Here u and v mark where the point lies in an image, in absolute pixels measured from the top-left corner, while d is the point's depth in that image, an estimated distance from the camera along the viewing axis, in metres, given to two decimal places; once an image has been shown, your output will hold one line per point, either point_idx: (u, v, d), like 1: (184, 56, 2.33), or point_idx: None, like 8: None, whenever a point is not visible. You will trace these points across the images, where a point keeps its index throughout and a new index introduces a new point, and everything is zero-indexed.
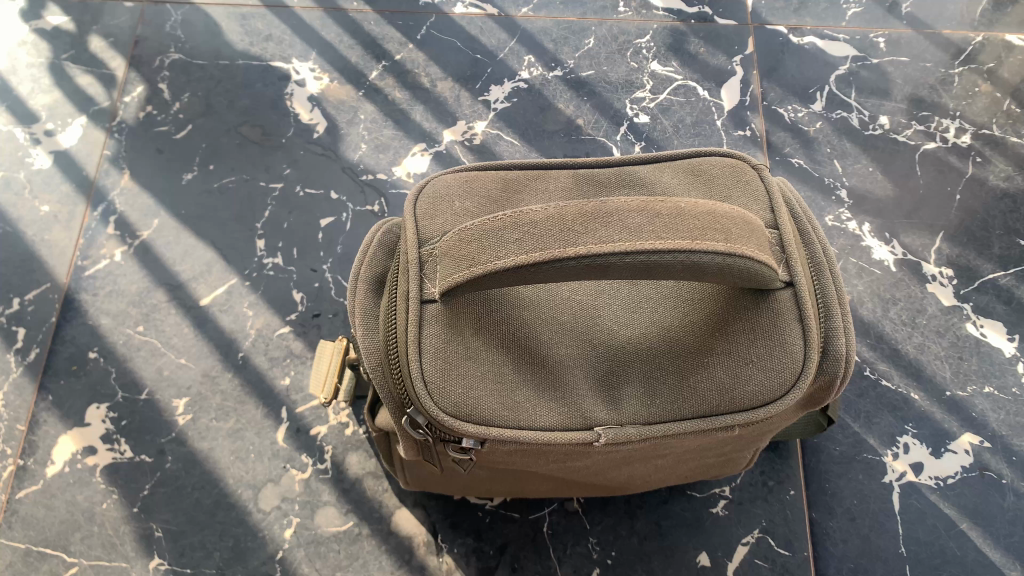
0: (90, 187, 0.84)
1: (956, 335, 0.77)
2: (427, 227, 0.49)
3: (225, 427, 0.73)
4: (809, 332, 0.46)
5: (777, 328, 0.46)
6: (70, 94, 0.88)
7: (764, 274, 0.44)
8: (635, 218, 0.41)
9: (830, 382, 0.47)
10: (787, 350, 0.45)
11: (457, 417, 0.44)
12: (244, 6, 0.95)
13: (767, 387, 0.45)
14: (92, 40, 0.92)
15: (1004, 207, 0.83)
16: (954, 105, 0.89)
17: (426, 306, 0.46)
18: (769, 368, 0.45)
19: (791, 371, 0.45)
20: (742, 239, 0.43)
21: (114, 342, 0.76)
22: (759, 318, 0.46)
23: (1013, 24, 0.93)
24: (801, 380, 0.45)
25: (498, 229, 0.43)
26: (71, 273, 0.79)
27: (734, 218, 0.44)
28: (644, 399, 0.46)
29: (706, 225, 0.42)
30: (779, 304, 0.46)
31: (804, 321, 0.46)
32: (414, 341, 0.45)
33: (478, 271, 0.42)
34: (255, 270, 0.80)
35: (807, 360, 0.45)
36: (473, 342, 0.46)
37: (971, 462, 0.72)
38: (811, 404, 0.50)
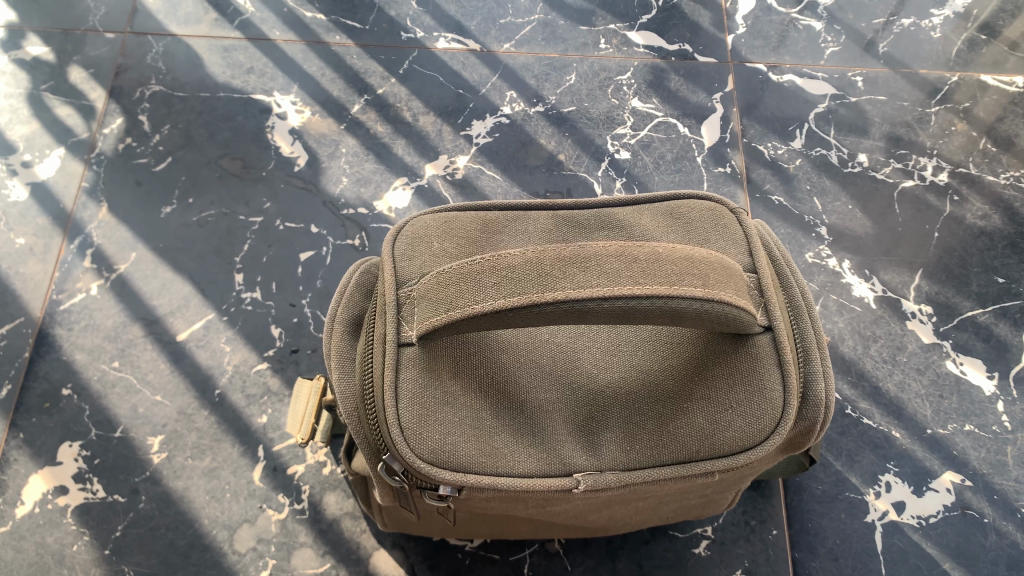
0: (67, 220, 0.83)
1: (936, 372, 0.78)
2: (405, 270, 0.49)
3: (201, 466, 0.72)
4: (789, 377, 0.46)
5: (756, 372, 0.46)
6: (48, 125, 0.88)
7: (742, 319, 0.44)
8: (613, 263, 0.41)
9: (810, 426, 0.47)
10: (766, 395, 0.45)
11: (434, 463, 0.44)
12: (227, 39, 0.94)
13: (746, 433, 0.45)
14: (71, 70, 0.91)
15: (981, 244, 0.84)
16: (931, 143, 0.90)
17: (404, 348, 0.45)
18: (749, 413, 0.45)
19: (771, 416, 0.45)
20: (720, 285, 0.43)
21: (88, 378, 0.75)
22: (739, 363, 0.46)
23: (986, 64, 0.95)
24: (780, 426, 0.45)
25: (477, 273, 0.42)
26: (46, 307, 0.78)
27: (712, 262, 0.44)
28: (624, 446, 0.46)
29: (684, 270, 0.42)
30: (760, 349, 0.46)
31: (783, 365, 0.46)
32: (391, 386, 0.44)
33: (456, 315, 0.42)
34: (234, 305, 0.79)
35: (787, 406, 0.45)
36: (451, 386, 0.45)
37: (953, 501, 0.72)
38: (790, 449, 0.50)
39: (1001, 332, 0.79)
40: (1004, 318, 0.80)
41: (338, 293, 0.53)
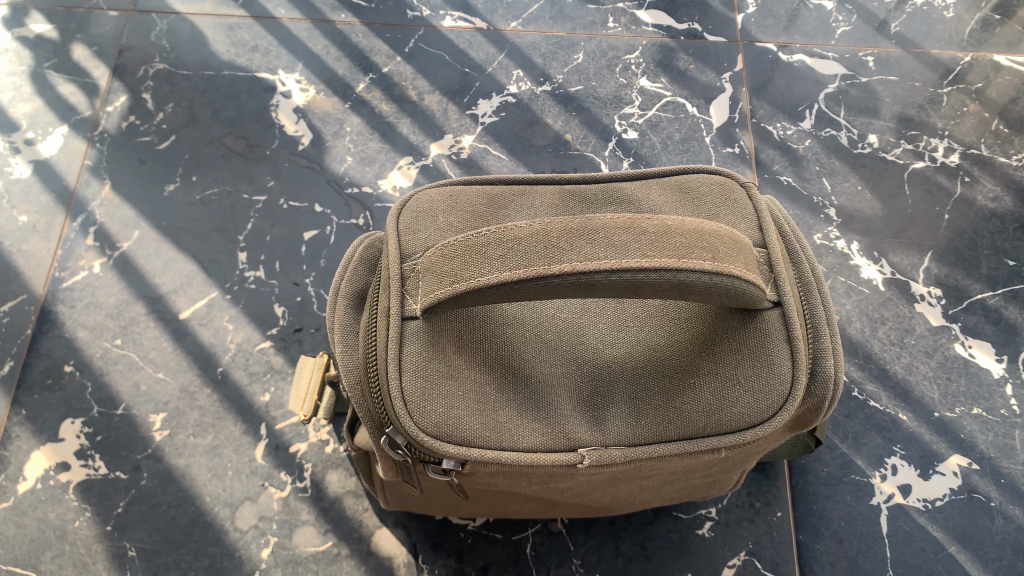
0: (70, 197, 0.82)
1: (944, 355, 0.77)
2: (410, 242, 0.48)
3: (203, 443, 0.72)
4: (797, 353, 0.45)
5: (764, 348, 0.45)
6: (51, 102, 0.87)
7: (751, 294, 0.43)
8: (621, 235, 0.41)
9: (819, 404, 0.46)
10: (775, 371, 0.45)
11: (437, 437, 0.43)
12: (231, 17, 0.94)
13: (753, 409, 0.44)
14: (75, 48, 0.90)
15: (992, 226, 0.83)
16: (943, 124, 0.89)
17: (408, 322, 0.45)
18: (757, 390, 0.44)
19: (781, 391, 0.44)
20: (729, 258, 0.42)
21: (91, 356, 0.75)
22: (749, 339, 0.45)
23: (1000, 45, 0.93)
24: (788, 402, 0.44)
25: (482, 245, 0.42)
26: (48, 285, 0.78)
27: (720, 236, 0.43)
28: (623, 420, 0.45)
29: (692, 243, 0.41)
30: (769, 324, 0.45)
31: (792, 341, 0.45)
32: (395, 360, 0.44)
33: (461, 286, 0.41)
34: (236, 284, 0.79)
35: (796, 382, 0.44)
36: (456, 359, 0.45)
37: (960, 484, 0.71)
38: (797, 427, 0.49)
39: (1011, 315, 0.78)
40: (1014, 301, 0.79)
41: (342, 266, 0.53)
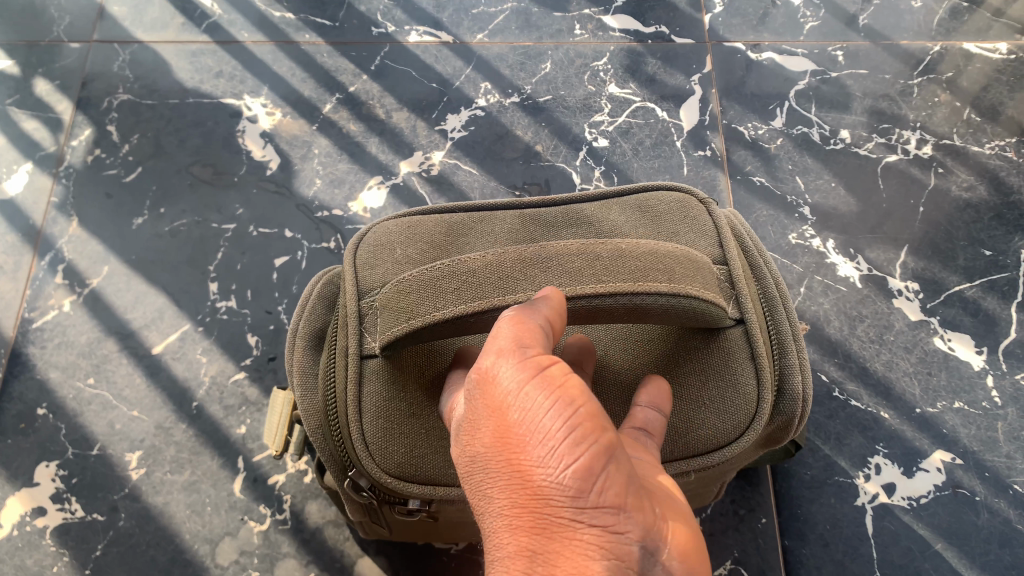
0: (37, 235, 0.81)
1: (924, 349, 0.76)
2: (365, 278, 0.47)
3: (180, 480, 0.71)
4: (762, 371, 0.44)
5: (729, 368, 0.44)
6: (15, 139, 0.86)
7: (712, 314, 0.42)
8: (575, 262, 0.40)
9: (789, 421, 0.45)
10: (740, 391, 0.44)
11: (401, 478, 0.43)
12: (194, 44, 0.93)
13: (719, 430, 0.44)
14: (38, 83, 0.89)
15: (967, 217, 0.82)
16: (915, 116, 0.88)
17: (367, 361, 0.44)
18: (723, 410, 0.44)
19: (747, 411, 0.44)
20: (687, 278, 0.41)
21: (64, 396, 0.74)
22: (713, 359, 0.45)
23: (970, 32, 0.93)
24: (755, 422, 0.44)
25: (434, 279, 0.41)
26: (18, 326, 0.77)
27: (677, 257, 0.43)
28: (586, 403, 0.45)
29: (648, 266, 0.41)
30: (732, 343, 0.45)
31: (756, 359, 0.44)
32: (355, 403, 0.43)
33: (413, 323, 0.40)
34: (208, 315, 0.78)
35: (762, 401, 0.44)
36: (418, 397, 0.44)
37: (944, 480, 0.71)
38: (769, 442, 0.48)
39: (990, 306, 0.78)
40: (993, 291, 0.78)
41: (302, 305, 0.52)
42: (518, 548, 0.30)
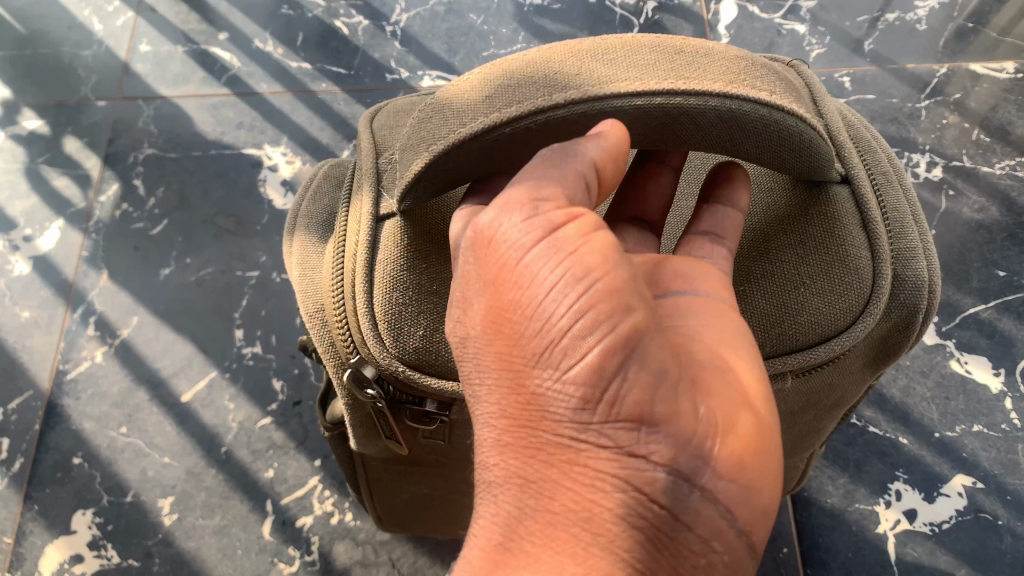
0: (69, 289, 0.84)
1: (941, 373, 0.76)
2: (383, 144, 0.47)
3: (211, 524, 0.73)
4: (875, 242, 0.42)
5: (835, 236, 0.42)
6: (47, 197, 0.89)
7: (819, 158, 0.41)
8: (647, 59, 0.37)
9: (910, 315, 0.42)
10: (849, 263, 0.41)
11: (416, 367, 0.42)
12: (214, 97, 0.96)
13: (827, 313, 0.41)
14: (67, 142, 0.93)
15: (980, 238, 0.83)
16: (924, 138, 0.89)
17: (383, 222, 0.44)
18: (832, 290, 0.41)
19: (860, 293, 0.41)
20: (786, 96, 0.38)
21: (99, 445, 0.77)
22: (817, 226, 0.43)
23: (976, 54, 0.93)
24: (872, 303, 0.41)
25: (459, 97, 0.39)
26: (53, 378, 0.80)
27: (770, 74, 0.39)
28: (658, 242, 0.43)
29: (737, 73, 0.38)
30: (838, 205, 0.43)
31: (867, 226, 0.42)
32: (365, 267, 0.43)
33: (433, 149, 0.38)
34: (234, 361, 0.80)
35: (879, 282, 0.41)
36: (432, 269, 0.44)
37: (966, 505, 0.71)
38: (881, 357, 0.45)
39: (1006, 327, 0.78)
40: (1008, 313, 0.79)
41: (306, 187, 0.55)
42: (509, 469, 0.34)
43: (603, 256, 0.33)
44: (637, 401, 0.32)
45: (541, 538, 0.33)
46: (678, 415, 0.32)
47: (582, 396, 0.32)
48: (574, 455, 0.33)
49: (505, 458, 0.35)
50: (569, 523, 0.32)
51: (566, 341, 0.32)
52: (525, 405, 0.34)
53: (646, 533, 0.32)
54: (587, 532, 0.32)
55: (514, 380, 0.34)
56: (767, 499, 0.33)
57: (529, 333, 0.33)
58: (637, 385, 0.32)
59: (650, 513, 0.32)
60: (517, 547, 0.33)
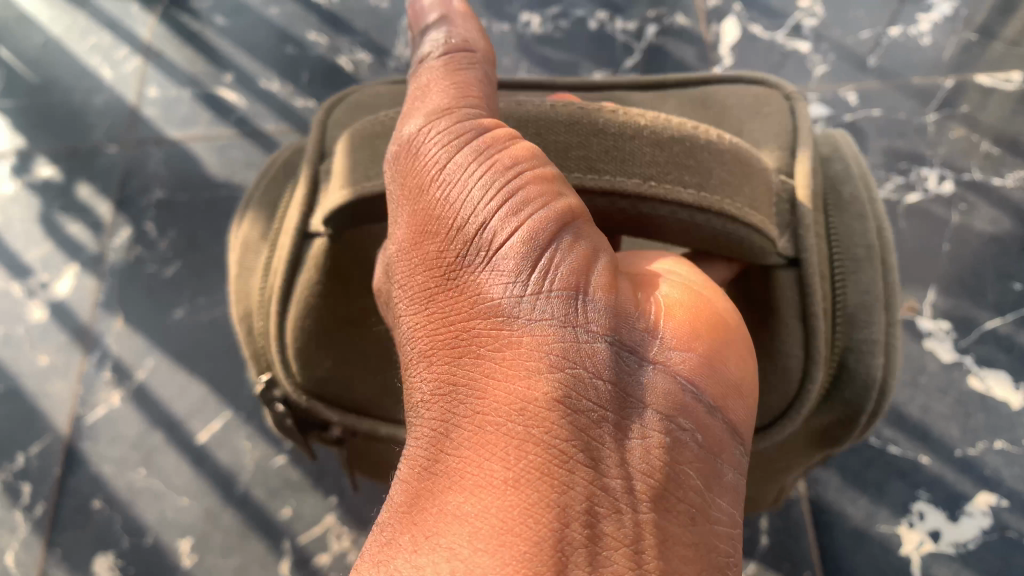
0: (86, 334, 0.85)
1: (959, 390, 0.76)
2: (329, 142, 0.53)
3: (231, 564, 0.73)
4: (816, 336, 0.44)
5: (774, 327, 0.45)
6: (62, 243, 0.91)
7: (758, 252, 0.43)
8: (572, 137, 0.42)
9: (855, 414, 0.47)
10: (783, 367, 0.45)
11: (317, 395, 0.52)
12: (223, 138, 0.97)
13: (752, 408, 0.46)
14: (79, 187, 0.94)
15: (994, 252, 0.82)
16: (932, 153, 0.88)
17: (311, 238, 0.48)
18: (764, 392, 0.46)
19: (787, 396, 0.45)
20: (724, 192, 0.42)
21: (118, 488, 0.77)
22: (761, 313, 0.46)
23: (982, 65, 0.93)
24: (799, 412, 0.45)
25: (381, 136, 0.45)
26: (71, 423, 0.81)
27: (722, 155, 0.43)
28: (703, 195, 0.42)
29: (672, 158, 0.42)
30: (781, 293, 0.45)
31: (810, 318, 0.44)
32: (282, 288, 0.49)
33: (360, 187, 0.43)
34: (250, 401, 0.81)
35: (808, 389, 0.45)
36: (348, 288, 0.49)
37: (991, 523, 0.70)
38: (828, 442, 0.50)
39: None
40: None
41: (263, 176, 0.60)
42: (435, 380, 0.32)
43: (536, 161, 0.35)
44: (572, 274, 0.32)
45: (475, 432, 0.29)
46: (614, 291, 0.32)
47: (518, 270, 0.32)
48: (504, 340, 0.31)
49: (428, 371, 0.32)
50: (505, 409, 0.29)
51: (501, 229, 0.33)
52: (453, 301, 0.33)
53: (592, 418, 0.29)
54: (529, 416, 0.29)
55: (445, 278, 0.33)
56: (738, 377, 0.33)
57: (460, 230, 0.33)
58: (572, 259, 0.32)
59: (599, 396, 0.30)
60: (449, 462, 0.29)
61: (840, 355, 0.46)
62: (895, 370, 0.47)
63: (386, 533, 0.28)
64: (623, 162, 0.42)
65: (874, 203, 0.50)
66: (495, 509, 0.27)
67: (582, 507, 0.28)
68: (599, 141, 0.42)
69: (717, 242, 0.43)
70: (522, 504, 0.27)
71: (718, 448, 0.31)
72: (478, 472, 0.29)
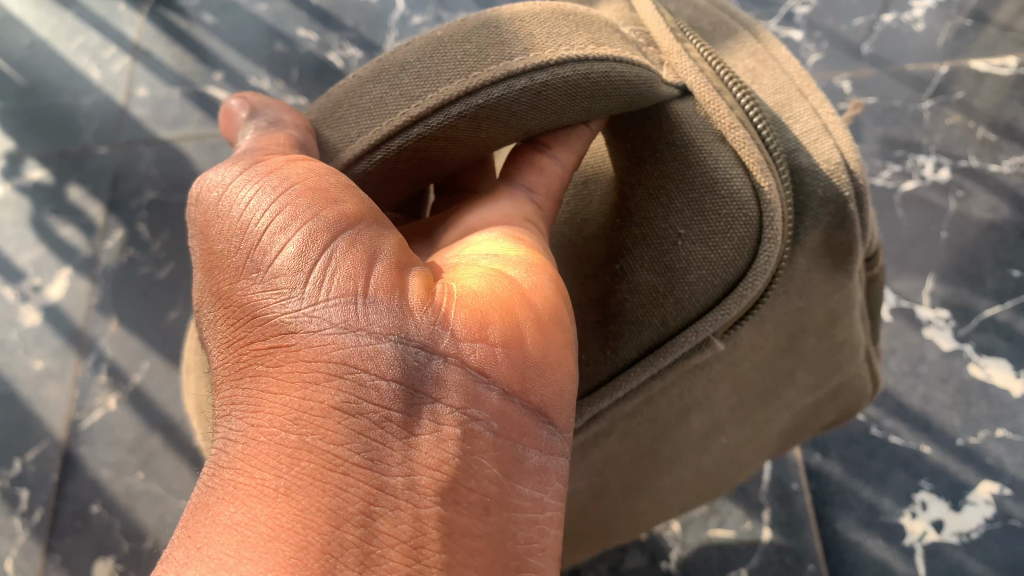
0: (80, 338, 0.85)
1: (960, 379, 0.76)
2: None
3: None
4: (735, 144, 0.41)
5: (695, 161, 0.42)
6: (55, 246, 0.90)
7: (631, 86, 0.41)
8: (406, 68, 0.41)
9: (838, 200, 0.42)
10: (727, 186, 0.41)
11: None
12: (214, 136, 0.96)
13: (725, 257, 0.41)
14: (70, 189, 0.93)
15: (992, 238, 0.82)
16: (929, 140, 0.88)
17: None
18: (723, 231, 0.41)
19: (747, 220, 0.41)
20: (548, 41, 0.41)
21: (117, 493, 0.77)
22: (676, 159, 0.42)
23: (977, 51, 0.93)
24: (767, 221, 0.40)
25: None
26: (68, 428, 0.80)
27: (517, 19, 0.42)
28: (532, 57, 0.40)
29: (482, 40, 0.41)
30: (685, 121, 0.42)
31: (725, 137, 0.41)
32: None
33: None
34: None
35: (763, 189, 0.40)
36: None
37: (994, 512, 0.70)
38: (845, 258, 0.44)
39: None
40: None
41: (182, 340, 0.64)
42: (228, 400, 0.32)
43: (317, 176, 0.35)
44: (347, 279, 0.32)
45: (251, 445, 0.30)
46: (394, 289, 0.32)
47: (294, 284, 0.32)
48: (283, 347, 0.31)
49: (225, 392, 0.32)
50: (280, 419, 0.30)
51: (276, 245, 0.32)
52: (240, 316, 0.33)
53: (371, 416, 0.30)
54: (305, 426, 0.30)
55: (229, 300, 0.33)
56: (539, 355, 0.34)
57: (239, 249, 0.33)
58: (347, 265, 0.32)
59: (376, 394, 0.30)
60: (227, 474, 0.30)
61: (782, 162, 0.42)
62: (845, 147, 0.43)
63: (175, 536, 0.29)
64: (438, 72, 0.41)
65: (750, 44, 0.48)
66: (264, 515, 0.29)
67: (357, 507, 0.29)
68: (408, 73, 0.41)
69: (575, 86, 0.40)
70: (291, 508, 0.29)
71: (515, 432, 0.32)
72: (254, 483, 0.29)
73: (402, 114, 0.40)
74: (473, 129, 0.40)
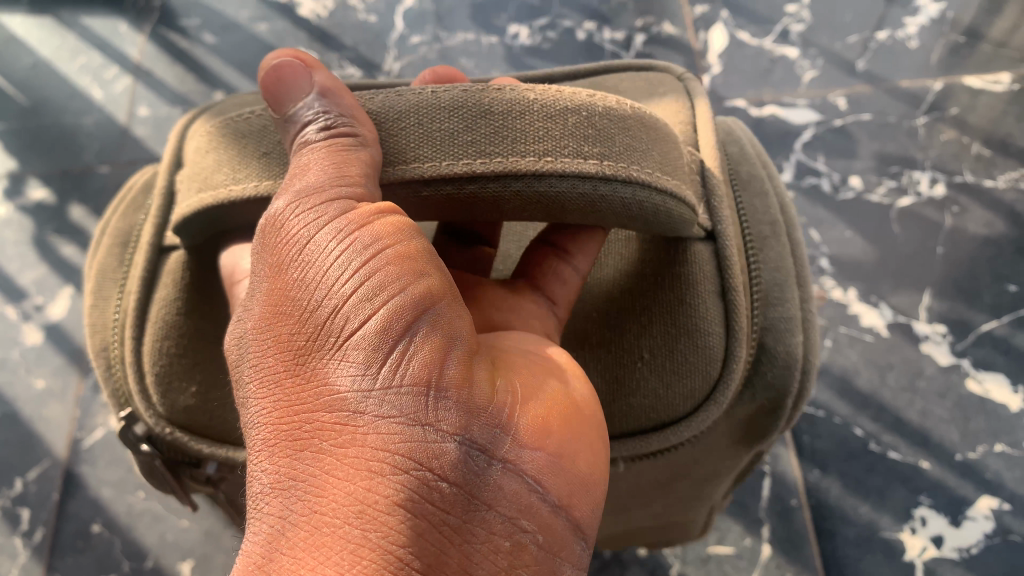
0: (82, 357, 0.85)
1: (958, 394, 0.76)
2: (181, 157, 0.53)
3: None
4: (733, 304, 0.44)
5: (687, 301, 0.44)
6: (56, 266, 0.90)
7: (681, 216, 0.42)
8: (469, 129, 0.38)
9: (777, 404, 0.45)
10: (705, 342, 0.44)
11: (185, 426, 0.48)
12: None
13: (673, 400, 0.44)
14: (72, 209, 0.94)
15: (988, 253, 0.83)
16: (924, 156, 0.89)
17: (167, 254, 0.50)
18: (684, 375, 0.44)
19: (707, 374, 0.44)
20: (632, 157, 0.39)
21: (117, 511, 0.77)
22: (670, 294, 0.45)
23: (971, 68, 0.93)
24: (727, 379, 0.43)
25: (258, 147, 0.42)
26: (70, 446, 0.80)
27: (615, 115, 0.39)
28: (606, 164, 0.38)
29: (573, 125, 0.38)
30: (696, 257, 0.45)
31: (726, 294, 0.44)
32: (138, 306, 0.49)
33: (204, 196, 0.43)
34: None
35: (733, 357, 0.43)
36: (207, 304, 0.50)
37: (994, 528, 0.70)
38: (753, 438, 0.49)
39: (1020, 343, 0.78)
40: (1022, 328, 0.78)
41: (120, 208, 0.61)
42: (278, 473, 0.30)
43: (402, 234, 0.33)
44: (424, 368, 0.30)
45: (310, 530, 0.28)
46: (466, 384, 0.31)
47: (369, 363, 0.30)
48: (351, 428, 0.30)
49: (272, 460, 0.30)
50: (344, 509, 0.28)
51: (358, 316, 0.31)
52: (307, 387, 0.31)
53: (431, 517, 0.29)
54: (369, 522, 0.28)
55: (300, 358, 0.31)
56: (585, 471, 0.33)
57: (321, 302, 0.31)
58: (424, 354, 0.31)
59: (437, 494, 0.29)
60: (286, 558, 0.28)
61: (756, 337, 0.45)
62: (810, 348, 0.46)
63: None
64: (514, 142, 0.38)
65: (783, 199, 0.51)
66: None
67: None
68: (487, 123, 0.38)
69: (634, 212, 0.39)
70: None
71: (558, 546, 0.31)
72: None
73: (463, 165, 0.37)
74: (523, 207, 0.39)
